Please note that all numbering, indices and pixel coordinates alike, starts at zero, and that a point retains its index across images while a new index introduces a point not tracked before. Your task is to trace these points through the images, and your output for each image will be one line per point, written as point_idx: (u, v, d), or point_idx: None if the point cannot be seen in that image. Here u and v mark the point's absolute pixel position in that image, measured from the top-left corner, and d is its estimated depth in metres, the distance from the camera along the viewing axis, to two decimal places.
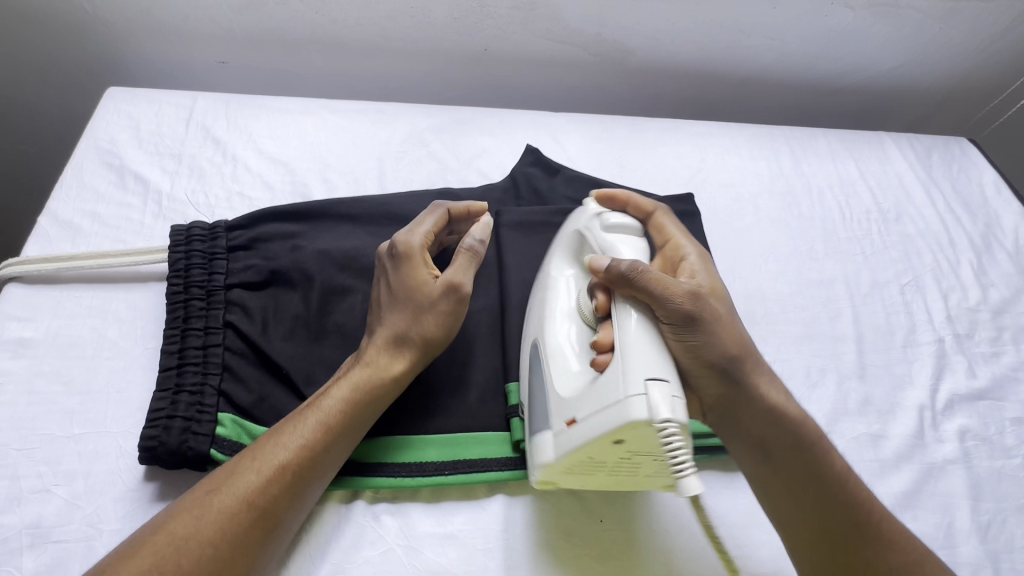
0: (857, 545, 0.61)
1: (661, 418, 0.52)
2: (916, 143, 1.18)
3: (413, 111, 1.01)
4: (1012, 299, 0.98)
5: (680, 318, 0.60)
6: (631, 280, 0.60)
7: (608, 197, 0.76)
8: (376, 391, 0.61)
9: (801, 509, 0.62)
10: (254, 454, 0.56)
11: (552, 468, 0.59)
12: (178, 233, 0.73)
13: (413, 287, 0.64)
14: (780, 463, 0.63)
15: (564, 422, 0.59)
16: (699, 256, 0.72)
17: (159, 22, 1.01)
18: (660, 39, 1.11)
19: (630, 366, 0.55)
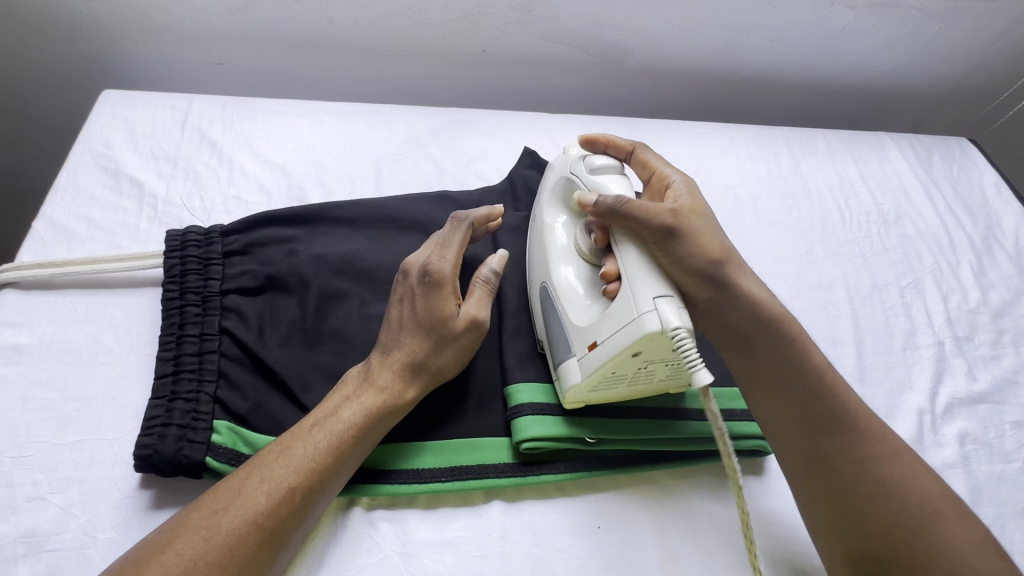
0: (839, 447, 0.63)
1: (673, 325, 0.56)
2: (916, 144, 1.17)
3: (411, 113, 1.01)
4: (1013, 301, 0.97)
5: (661, 236, 0.63)
6: (618, 211, 0.64)
7: (590, 139, 0.77)
8: (388, 417, 0.62)
9: (789, 413, 0.66)
10: (263, 474, 0.55)
11: (580, 387, 0.64)
12: (173, 238, 0.73)
13: (439, 317, 0.65)
14: (764, 370, 0.67)
15: (586, 346, 0.63)
16: (683, 182, 0.72)
17: (154, 24, 1.00)
18: (659, 40, 1.10)
19: (639, 288, 0.60)
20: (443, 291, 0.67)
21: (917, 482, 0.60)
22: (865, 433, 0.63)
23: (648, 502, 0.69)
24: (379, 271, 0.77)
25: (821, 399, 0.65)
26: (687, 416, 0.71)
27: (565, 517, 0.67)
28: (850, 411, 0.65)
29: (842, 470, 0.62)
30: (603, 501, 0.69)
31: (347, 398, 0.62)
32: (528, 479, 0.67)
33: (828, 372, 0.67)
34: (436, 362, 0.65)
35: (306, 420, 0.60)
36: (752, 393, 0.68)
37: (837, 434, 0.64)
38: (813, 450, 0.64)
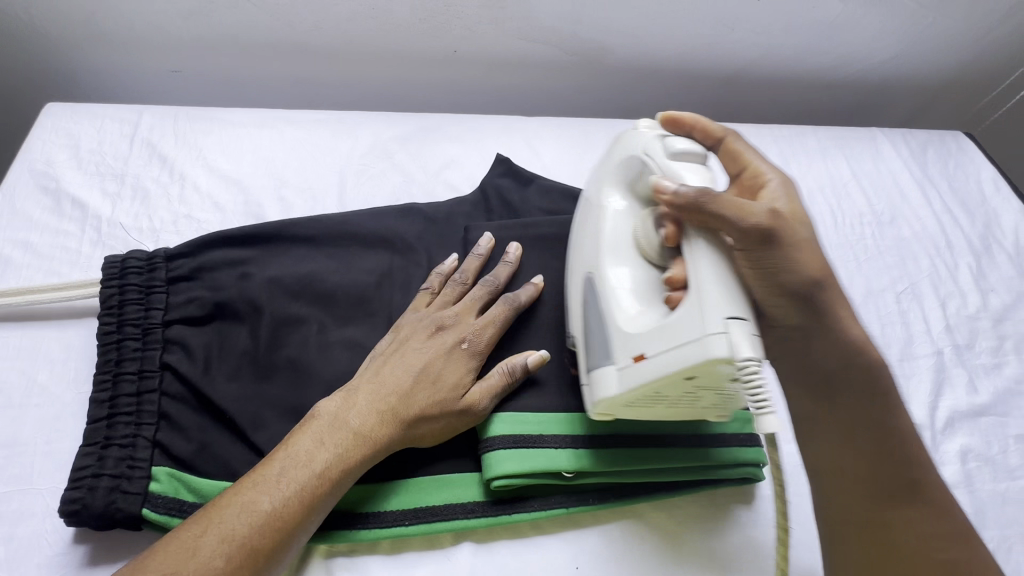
0: (901, 518, 0.58)
1: (744, 355, 0.51)
2: (910, 140, 1.12)
3: (378, 119, 0.95)
4: (1014, 304, 0.93)
5: (755, 240, 0.56)
6: (701, 205, 0.57)
7: (676, 119, 0.70)
8: (360, 469, 0.57)
9: (863, 462, 0.60)
10: (220, 533, 0.50)
11: (617, 399, 0.59)
12: (113, 265, 0.68)
13: (452, 385, 0.62)
14: (848, 403, 0.62)
15: (631, 357, 0.58)
16: (781, 181, 0.63)
17: (102, 30, 0.94)
18: (640, 36, 1.05)
19: (706, 303, 0.54)
20: (461, 360, 0.64)
21: (981, 575, 0.56)
22: (932, 508, 0.59)
23: (629, 537, 0.65)
24: (339, 292, 0.71)
25: (898, 456, 0.60)
26: (675, 443, 0.66)
27: (540, 558, 0.62)
28: (925, 480, 0.60)
29: (900, 545, 0.57)
30: (581, 539, 0.64)
31: (316, 441, 0.56)
32: (498, 518, 0.62)
33: (911, 430, 0.61)
34: (425, 429, 0.60)
35: (271, 468, 0.54)
36: (826, 431, 0.62)
37: (905, 501, 0.59)
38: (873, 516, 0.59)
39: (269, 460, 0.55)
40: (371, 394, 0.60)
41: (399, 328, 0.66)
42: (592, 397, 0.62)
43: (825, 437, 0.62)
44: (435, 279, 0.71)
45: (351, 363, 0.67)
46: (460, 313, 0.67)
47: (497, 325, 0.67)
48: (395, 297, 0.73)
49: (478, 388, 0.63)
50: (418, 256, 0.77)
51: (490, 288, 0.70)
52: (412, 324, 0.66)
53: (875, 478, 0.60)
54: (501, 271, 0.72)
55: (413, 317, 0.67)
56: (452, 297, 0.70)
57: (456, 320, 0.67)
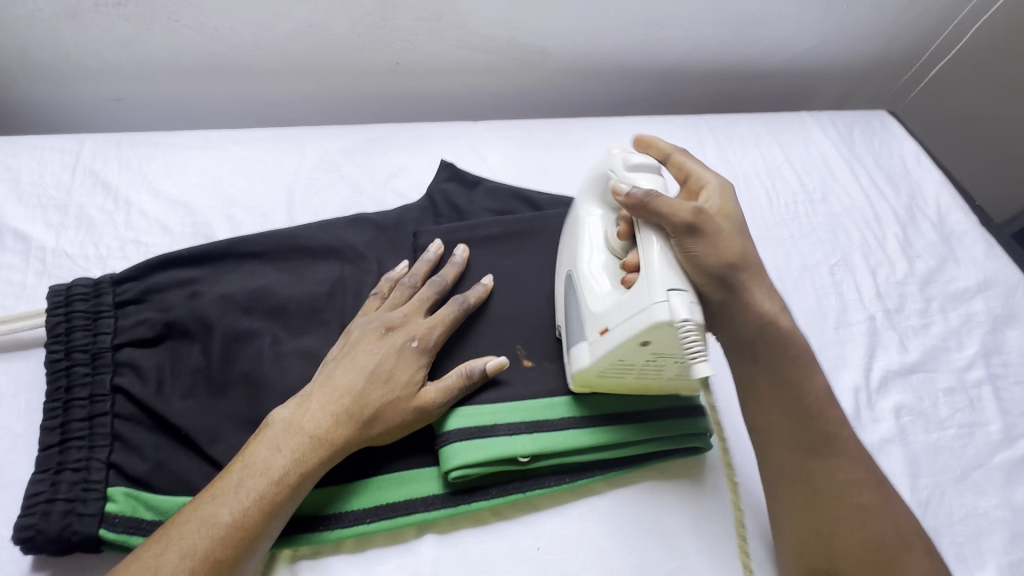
0: (822, 468, 0.64)
1: (682, 318, 0.57)
2: (837, 121, 1.19)
3: (324, 134, 0.97)
4: (938, 268, 0.99)
5: (684, 233, 0.62)
6: (646, 204, 0.63)
7: (638, 140, 0.77)
8: (320, 471, 0.59)
9: (788, 420, 0.66)
10: (181, 549, 0.51)
11: (587, 369, 0.65)
12: (58, 293, 0.68)
13: (404, 383, 0.64)
14: (762, 367, 0.67)
15: (597, 331, 0.64)
16: (719, 184, 0.70)
17: (37, 62, 0.94)
18: (575, 39, 1.09)
19: (652, 279, 0.60)
20: (413, 358, 0.66)
21: (890, 520, 0.62)
22: (847, 461, 0.64)
23: (586, 515, 0.67)
24: (291, 304, 0.73)
25: (816, 410, 0.66)
26: (620, 420, 0.69)
27: (502, 543, 0.64)
28: (842, 435, 0.65)
29: (820, 498, 0.63)
30: (541, 522, 0.66)
31: (271, 450, 0.57)
32: (459, 508, 0.64)
33: (827, 390, 0.67)
34: (381, 429, 0.62)
35: (228, 480, 0.55)
36: (755, 398, 0.68)
37: (824, 453, 0.64)
38: (797, 471, 0.65)
39: (225, 473, 0.56)
40: (327, 399, 0.61)
41: (350, 333, 0.68)
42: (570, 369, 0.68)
43: (759, 402, 0.68)
44: (385, 284, 0.73)
45: (306, 372, 0.68)
46: (409, 313, 0.70)
47: (447, 324, 0.69)
48: (347, 304, 0.75)
49: (431, 387, 0.65)
50: (368, 263, 0.79)
51: (437, 289, 0.73)
52: (362, 328, 0.68)
53: (797, 433, 0.65)
54: (448, 272, 0.75)
55: (362, 321, 0.69)
56: (401, 300, 0.72)
57: (405, 320, 0.69)
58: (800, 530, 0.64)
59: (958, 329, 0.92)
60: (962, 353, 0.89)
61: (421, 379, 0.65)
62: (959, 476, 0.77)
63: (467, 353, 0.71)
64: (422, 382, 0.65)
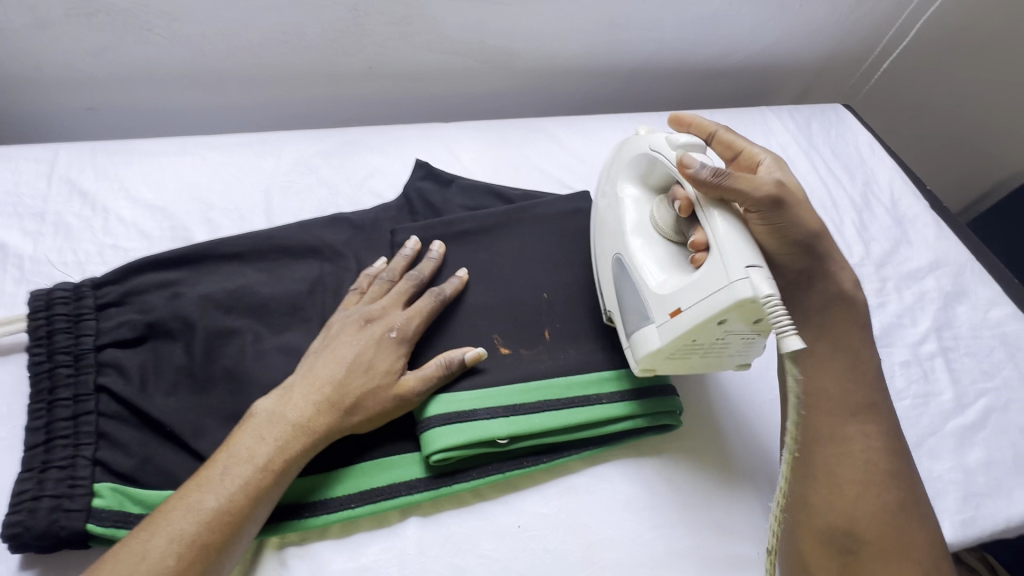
0: (862, 432, 0.67)
1: (766, 293, 0.59)
2: (796, 114, 1.25)
3: (299, 138, 0.99)
4: (892, 250, 1.05)
5: (765, 205, 0.66)
6: (718, 181, 0.65)
7: (679, 120, 0.80)
8: (304, 457, 0.61)
9: (845, 385, 0.69)
10: (167, 534, 0.53)
11: (659, 352, 0.68)
12: (38, 298, 0.69)
13: (383, 372, 0.66)
14: (833, 337, 0.71)
15: (668, 313, 0.66)
16: (773, 159, 0.74)
17: (7, 73, 0.94)
18: (543, 41, 1.13)
19: (729, 256, 0.62)
20: (391, 348, 0.68)
21: (904, 493, 0.66)
22: (883, 434, 0.68)
23: (563, 494, 0.70)
24: (271, 302, 0.74)
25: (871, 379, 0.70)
26: (594, 401, 0.72)
27: (485, 523, 0.67)
28: (882, 406, 0.70)
29: (850, 456, 0.67)
30: (521, 501, 0.69)
31: (255, 438, 0.59)
32: (440, 491, 0.66)
33: (874, 363, 0.72)
34: (361, 416, 0.64)
35: (213, 469, 0.57)
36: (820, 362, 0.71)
37: (868, 420, 0.68)
38: (835, 431, 0.68)
39: (210, 462, 0.57)
40: (309, 388, 0.63)
41: (330, 326, 0.70)
42: (637, 354, 0.70)
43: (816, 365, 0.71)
44: (364, 280, 0.76)
45: (289, 367, 0.70)
46: (388, 305, 0.72)
47: (424, 315, 0.72)
48: (327, 302, 0.77)
49: (410, 374, 0.67)
50: (347, 261, 0.81)
51: (415, 282, 0.76)
52: (342, 321, 0.70)
53: (845, 400, 0.69)
54: (425, 266, 0.78)
55: (343, 315, 0.71)
56: (380, 294, 0.74)
57: (384, 312, 0.71)
58: (824, 485, 0.66)
59: (911, 306, 0.97)
60: (915, 328, 0.94)
61: (400, 368, 0.67)
62: (914, 442, 0.82)
63: (445, 342, 0.74)
64: (400, 371, 0.67)
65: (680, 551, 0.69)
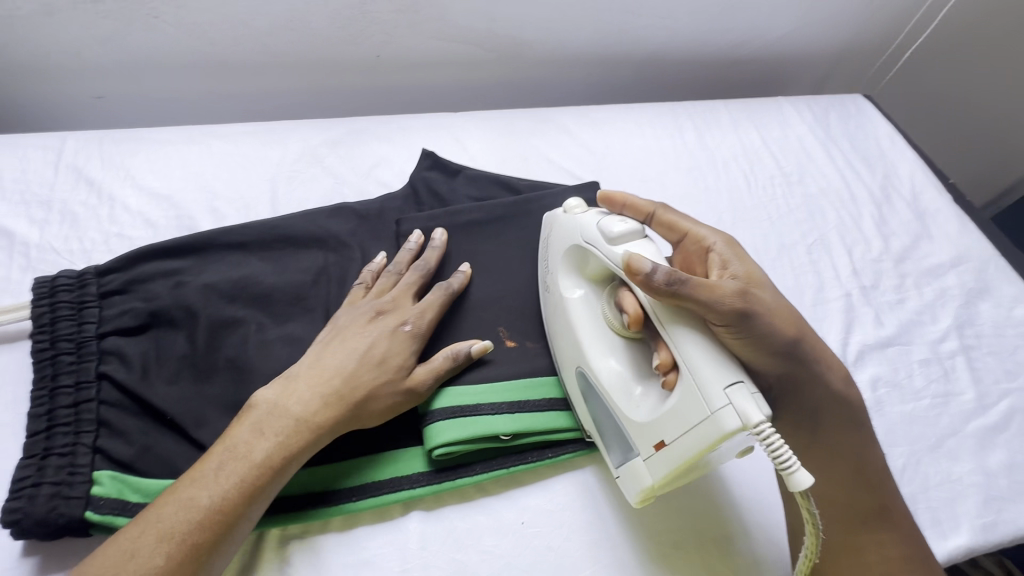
0: (875, 539, 0.63)
1: (756, 421, 0.51)
2: (814, 105, 1.21)
3: (306, 127, 0.98)
4: (913, 246, 1.01)
5: (731, 319, 0.57)
6: (672, 292, 0.56)
7: (610, 199, 0.75)
8: (303, 455, 0.59)
9: (843, 482, 0.65)
10: (159, 530, 0.51)
11: (652, 488, 0.60)
12: (42, 285, 0.69)
13: (393, 366, 0.65)
14: (828, 445, 0.66)
15: (652, 446, 0.59)
16: (724, 241, 0.67)
17: (17, 61, 0.94)
18: (554, 29, 1.10)
19: (705, 384, 0.54)
20: (401, 342, 0.67)
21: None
22: (901, 525, 0.64)
23: (568, 489, 0.69)
24: (275, 292, 0.74)
25: (871, 472, 0.66)
26: None
27: (488, 519, 0.66)
28: (893, 504, 0.65)
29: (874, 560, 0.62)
30: (525, 497, 0.68)
31: (253, 432, 0.58)
32: (443, 485, 0.65)
33: (879, 463, 0.67)
34: (365, 412, 0.62)
35: (208, 463, 0.55)
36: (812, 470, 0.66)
37: (881, 526, 0.64)
38: (848, 537, 0.64)
39: (206, 456, 0.56)
40: (315, 382, 0.62)
41: (338, 319, 0.69)
42: (629, 486, 0.63)
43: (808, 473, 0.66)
44: (367, 275, 0.74)
45: (291, 357, 0.70)
46: (397, 298, 0.71)
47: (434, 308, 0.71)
48: (331, 292, 0.76)
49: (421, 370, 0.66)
50: (352, 251, 0.80)
51: (422, 274, 0.74)
52: (351, 315, 0.69)
53: (851, 508, 0.64)
54: (432, 259, 0.76)
55: (351, 308, 0.70)
56: (386, 287, 0.73)
57: (395, 305, 0.70)
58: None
59: (932, 303, 0.94)
60: (936, 326, 0.91)
61: (410, 362, 0.66)
62: (934, 444, 0.79)
63: (449, 335, 0.72)
64: (410, 364, 0.66)
65: (687, 551, 0.67)
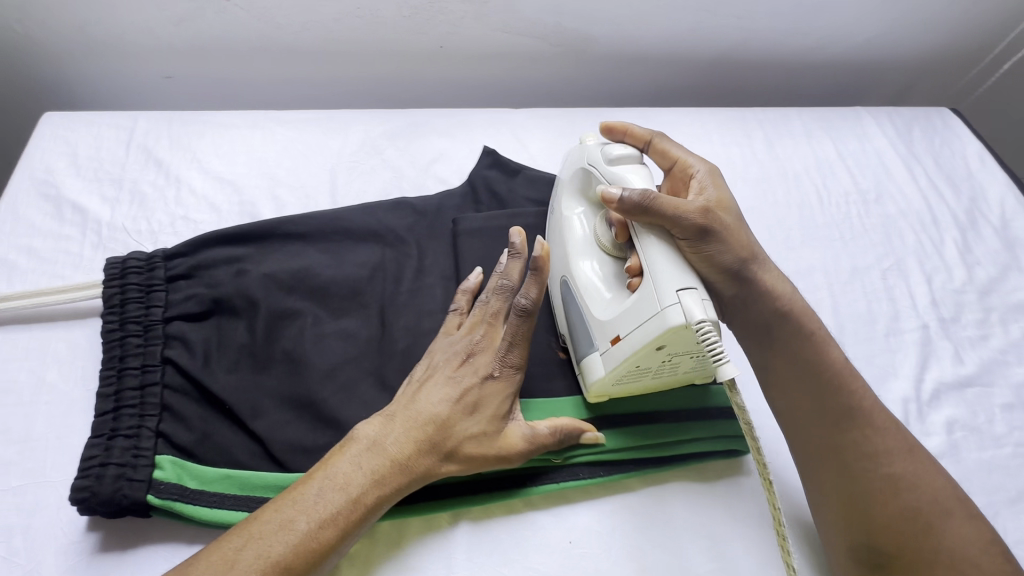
0: (851, 443, 0.64)
1: (698, 319, 0.55)
2: (896, 117, 1.13)
3: (367, 116, 0.97)
4: (1000, 277, 0.94)
5: (693, 233, 0.62)
6: (644, 207, 0.61)
7: (611, 129, 0.77)
8: (394, 495, 0.58)
9: (811, 395, 0.66)
10: (258, 550, 0.51)
11: (605, 380, 0.64)
12: (113, 266, 0.70)
13: (490, 423, 0.63)
14: (789, 365, 0.68)
15: (608, 340, 0.63)
16: (707, 170, 0.72)
17: (93, 39, 0.96)
18: (623, 25, 1.06)
19: (660, 281, 0.58)
20: (496, 395, 0.64)
21: (926, 479, 0.62)
22: (883, 426, 0.64)
23: (619, 512, 0.67)
24: (332, 286, 0.73)
25: (842, 383, 0.66)
26: (656, 420, 0.70)
27: (536, 535, 0.64)
28: (869, 412, 0.65)
29: (858, 469, 0.63)
30: (574, 516, 0.66)
31: (354, 464, 0.57)
32: (492, 496, 0.64)
33: (854, 375, 0.68)
34: (458, 463, 0.61)
35: (309, 488, 0.55)
36: (772, 378, 0.69)
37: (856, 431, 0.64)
38: (829, 448, 0.65)
39: (307, 479, 0.56)
40: (413, 425, 0.61)
41: (432, 354, 0.66)
42: (586, 381, 0.67)
43: (774, 389, 0.69)
44: (462, 299, 0.69)
45: (346, 354, 0.69)
46: (488, 338, 0.66)
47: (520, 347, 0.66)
48: (387, 288, 0.75)
49: (514, 425, 0.64)
50: (409, 248, 0.79)
51: (506, 297, 0.67)
52: (445, 351, 0.66)
53: (822, 419, 0.66)
54: (512, 270, 0.67)
55: (445, 343, 0.67)
56: (477, 319, 0.67)
57: (486, 348, 0.66)
58: (848, 508, 0.62)
59: (1019, 342, 0.87)
60: (1021, 368, 0.85)
61: (507, 420, 0.64)
62: (1015, 496, 0.74)
63: None
64: (507, 424, 0.64)
65: None
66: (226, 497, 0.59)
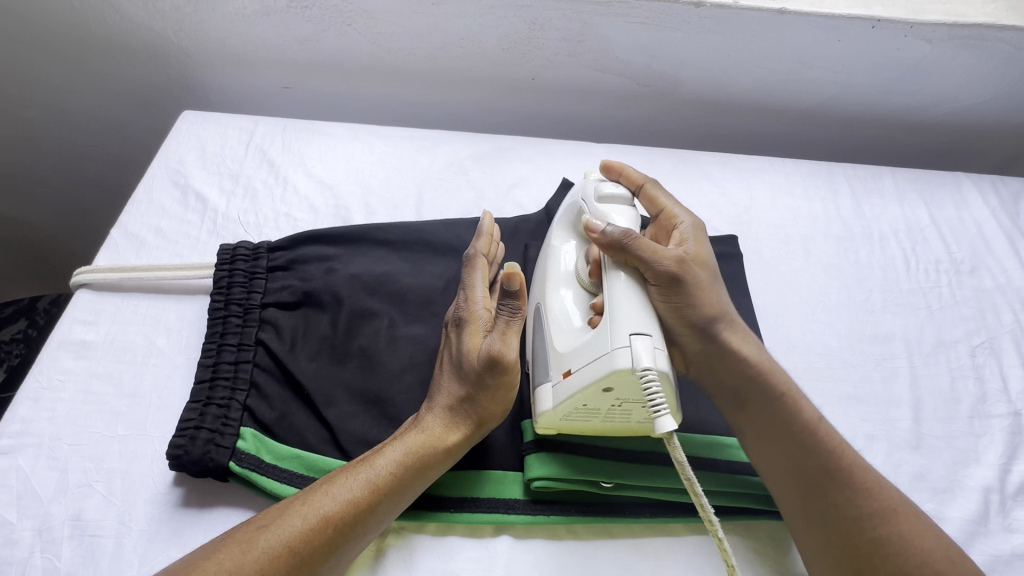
0: (833, 502, 0.60)
1: (643, 366, 0.55)
2: (1002, 187, 1.06)
3: (457, 138, 1.03)
4: None
5: (666, 280, 0.63)
6: (624, 245, 0.63)
7: (608, 167, 0.77)
8: (418, 457, 0.61)
9: (791, 464, 0.63)
10: (305, 500, 0.56)
11: (548, 413, 0.63)
12: (226, 252, 0.79)
13: (468, 357, 0.66)
14: (759, 415, 0.65)
15: (559, 373, 0.62)
16: (692, 224, 0.73)
17: (227, 51, 1.07)
18: (713, 72, 1.07)
19: (617, 322, 0.58)
20: (475, 332, 0.67)
21: (913, 540, 0.58)
22: (865, 485, 0.61)
23: (662, 555, 0.66)
24: (409, 293, 0.79)
25: (815, 445, 0.63)
26: (711, 467, 0.68)
27: (576, 563, 0.65)
28: (845, 465, 0.62)
29: (837, 525, 0.59)
30: (615, 551, 0.66)
31: (389, 446, 0.62)
32: (537, 516, 0.66)
33: (826, 430, 0.64)
34: (457, 407, 0.65)
35: (350, 464, 0.61)
36: (748, 441, 0.66)
37: (832, 489, 0.61)
38: (811, 509, 0.61)
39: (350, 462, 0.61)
40: (427, 398, 0.67)
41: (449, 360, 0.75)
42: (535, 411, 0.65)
43: (747, 441, 0.66)
44: None
45: (414, 357, 0.73)
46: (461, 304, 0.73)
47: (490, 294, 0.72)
48: None
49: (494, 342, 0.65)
50: None
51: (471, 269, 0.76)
52: None
53: (796, 472, 0.63)
54: (482, 239, 0.74)
55: None
56: None
57: None
58: (835, 565, 0.59)
59: None
60: None
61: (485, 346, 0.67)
62: None
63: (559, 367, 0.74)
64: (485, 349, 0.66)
65: None
66: (294, 475, 0.64)
